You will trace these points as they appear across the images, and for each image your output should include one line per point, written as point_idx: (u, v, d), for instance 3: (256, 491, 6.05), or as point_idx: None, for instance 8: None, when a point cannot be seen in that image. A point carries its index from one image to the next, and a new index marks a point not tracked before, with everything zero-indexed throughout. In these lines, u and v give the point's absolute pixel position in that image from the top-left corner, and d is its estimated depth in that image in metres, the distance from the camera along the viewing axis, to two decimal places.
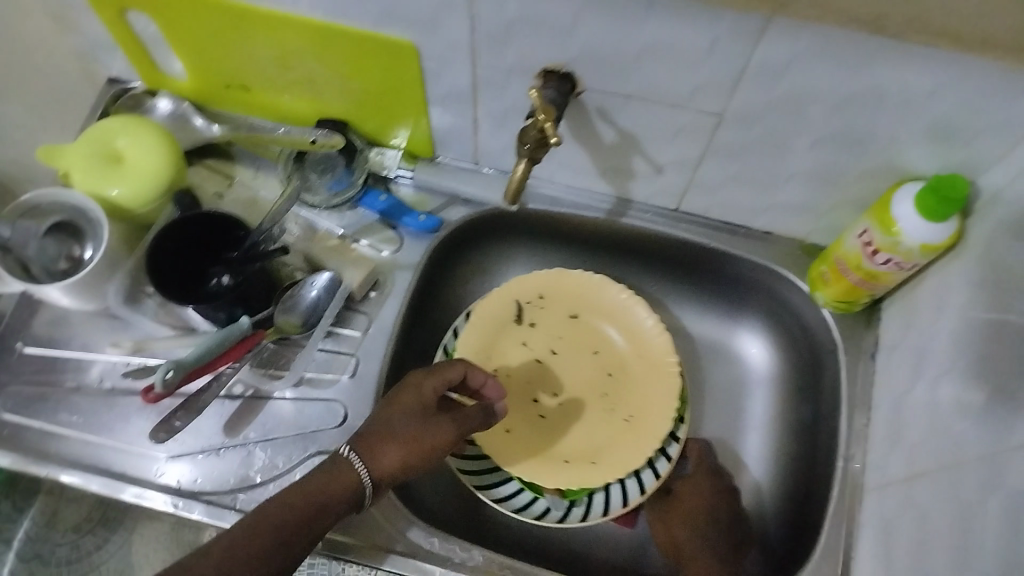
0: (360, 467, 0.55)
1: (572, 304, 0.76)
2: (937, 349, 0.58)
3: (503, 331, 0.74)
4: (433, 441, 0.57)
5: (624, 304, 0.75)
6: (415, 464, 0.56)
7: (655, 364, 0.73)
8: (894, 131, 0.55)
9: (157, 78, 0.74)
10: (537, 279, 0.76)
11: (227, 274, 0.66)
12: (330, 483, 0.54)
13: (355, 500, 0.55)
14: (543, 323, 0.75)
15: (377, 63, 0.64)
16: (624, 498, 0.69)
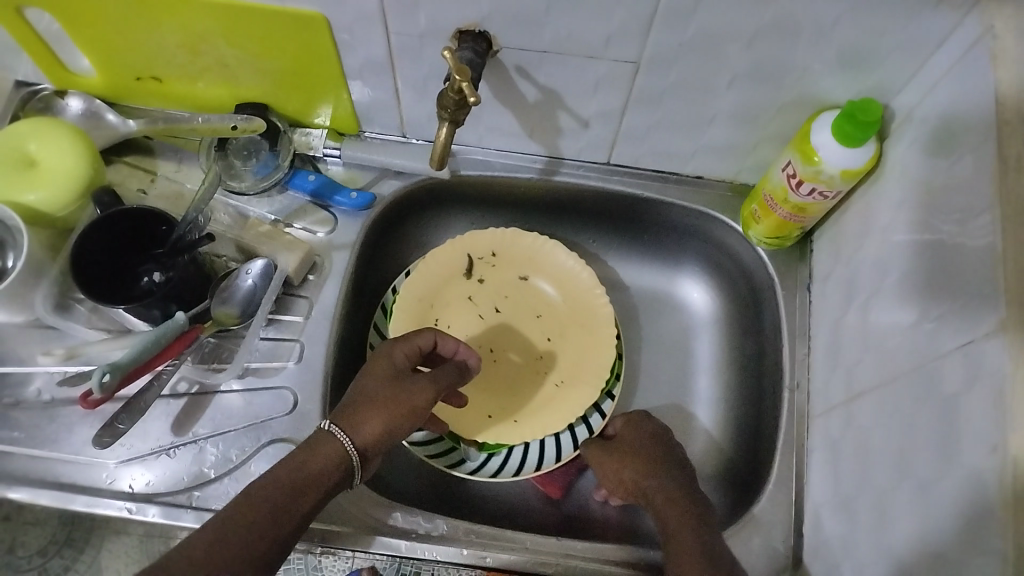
0: (343, 437, 0.54)
1: (522, 266, 0.79)
2: (868, 271, 0.62)
3: (450, 283, 0.77)
4: (413, 399, 0.57)
5: (569, 269, 0.78)
6: (400, 425, 0.56)
7: (592, 333, 0.76)
8: (806, 61, 0.58)
9: (65, 77, 0.71)
10: (489, 237, 0.78)
11: (158, 271, 0.64)
12: (312, 457, 0.53)
13: (344, 474, 0.54)
14: (492, 281, 0.78)
15: (291, 41, 0.62)
16: (545, 459, 0.72)
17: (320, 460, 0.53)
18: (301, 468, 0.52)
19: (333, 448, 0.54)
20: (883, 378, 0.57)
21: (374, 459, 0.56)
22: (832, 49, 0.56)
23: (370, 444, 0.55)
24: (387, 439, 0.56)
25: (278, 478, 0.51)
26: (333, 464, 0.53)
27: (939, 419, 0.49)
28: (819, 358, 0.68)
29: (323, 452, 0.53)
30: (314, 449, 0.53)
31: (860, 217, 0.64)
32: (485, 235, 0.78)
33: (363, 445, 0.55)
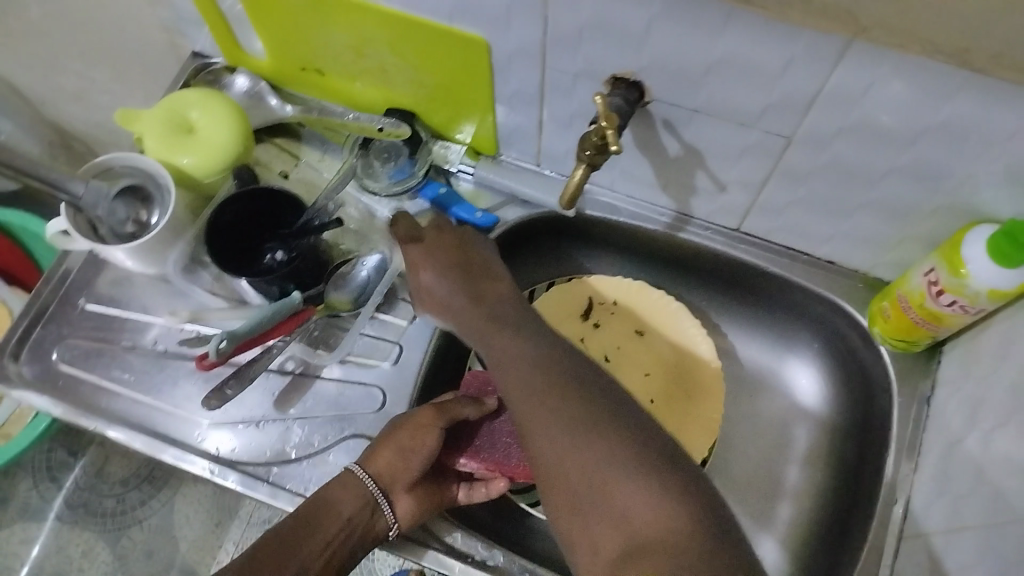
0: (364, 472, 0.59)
1: (641, 321, 0.78)
2: (996, 400, 0.58)
3: (568, 321, 0.78)
4: (416, 433, 0.59)
5: (692, 337, 0.77)
6: (401, 454, 0.59)
7: (700, 409, 0.74)
8: (971, 169, 0.54)
9: (238, 56, 0.75)
10: (616, 285, 0.79)
11: (281, 249, 0.66)
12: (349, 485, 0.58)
13: (372, 500, 0.58)
14: (608, 327, 0.78)
15: (448, 57, 0.64)
16: None
17: (321, 518, 0.56)
18: (290, 546, 0.54)
19: (354, 485, 0.58)
20: (991, 518, 0.53)
21: (400, 490, 0.59)
22: (1002, 163, 0.53)
23: (385, 475, 0.59)
24: (400, 471, 0.59)
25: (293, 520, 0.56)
26: (331, 533, 0.55)
27: None
28: (924, 479, 0.64)
29: (329, 514, 0.56)
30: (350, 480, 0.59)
31: (1000, 341, 0.60)
32: (612, 282, 0.79)
33: (381, 478, 0.59)
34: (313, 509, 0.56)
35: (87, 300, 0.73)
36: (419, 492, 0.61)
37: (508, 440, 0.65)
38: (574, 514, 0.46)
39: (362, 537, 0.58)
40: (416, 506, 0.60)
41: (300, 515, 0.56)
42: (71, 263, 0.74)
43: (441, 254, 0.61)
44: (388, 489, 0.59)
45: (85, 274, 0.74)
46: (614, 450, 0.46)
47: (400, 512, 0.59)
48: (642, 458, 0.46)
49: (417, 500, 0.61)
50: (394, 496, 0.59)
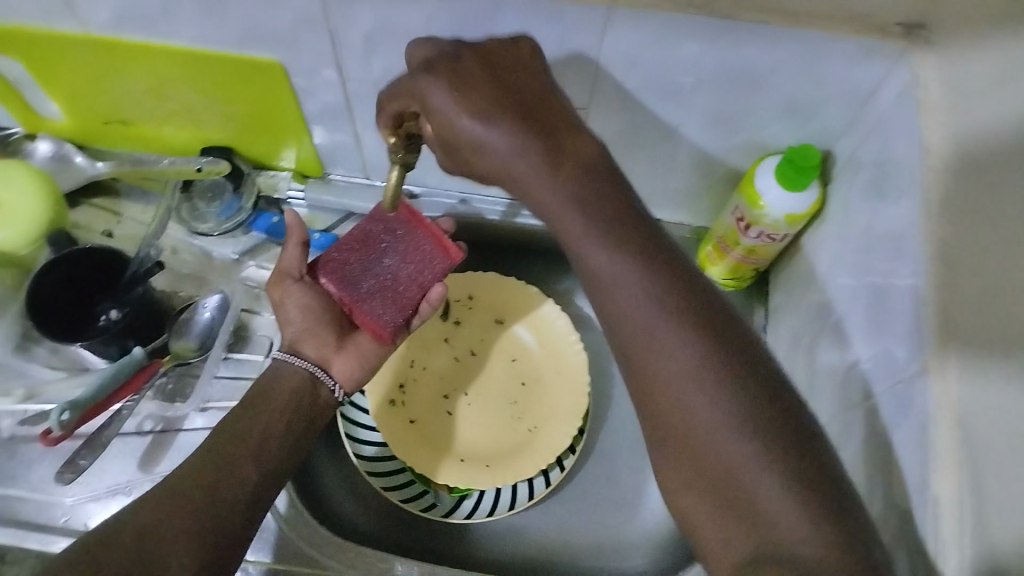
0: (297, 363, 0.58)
1: (499, 310, 0.80)
2: (816, 312, 0.63)
3: (429, 324, 0.79)
4: (290, 305, 0.59)
5: (549, 316, 0.79)
6: (302, 323, 0.59)
7: (570, 382, 0.76)
8: (750, 108, 0.59)
9: (35, 122, 0.73)
10: (469, 280, 0.80)
11: (114, 308, 0.65)
12: (274, 391, 0.56)
13: (312, 377, 0.58)
14: (468, 322, 0.80)
15: (248, 85, 0.64)
16: (512, 501, 0.72)
17: (268, 393, 0.56)
18: (243, 424, 0.54)
19: (286, 371, 0.58)
20: (833, 417, 0.58)
21: (331, 356, 0.59)
22: (775, 97, 0.58)
23: (313, 353, 0.59)
24: (317, 338, 0.59)
25: (205, 459, 0.51)
26: (281, 405, 0.56)
27: (878, 456, 0.50)
28: None
29: (276, 390, 0.57)
30: (273, 385, 0.57)
31: (810, 258, 0.65)
32: (465, 279, 0.80)
33: (310, 355, 0.59)
34: (262, 388, 0.57)
35: None
36: (349, 346, 0.60)
37: (371, 270, 0.60)
38: (672, 464, 0.43)
39: (314, 407, 0.58)
40: (355, 363, 0.60)
41: (248, 398, 0.56)
42: None
43: (532, 137, 0.49)
44: (320, 360, 0.59)
45: None
46: (738, 411, 0.41)
47: (342, 374, 0.59)
48: (769, 419, 0.41)
49: (354, 358, 0.60)
50: (330, 364, 0.59)
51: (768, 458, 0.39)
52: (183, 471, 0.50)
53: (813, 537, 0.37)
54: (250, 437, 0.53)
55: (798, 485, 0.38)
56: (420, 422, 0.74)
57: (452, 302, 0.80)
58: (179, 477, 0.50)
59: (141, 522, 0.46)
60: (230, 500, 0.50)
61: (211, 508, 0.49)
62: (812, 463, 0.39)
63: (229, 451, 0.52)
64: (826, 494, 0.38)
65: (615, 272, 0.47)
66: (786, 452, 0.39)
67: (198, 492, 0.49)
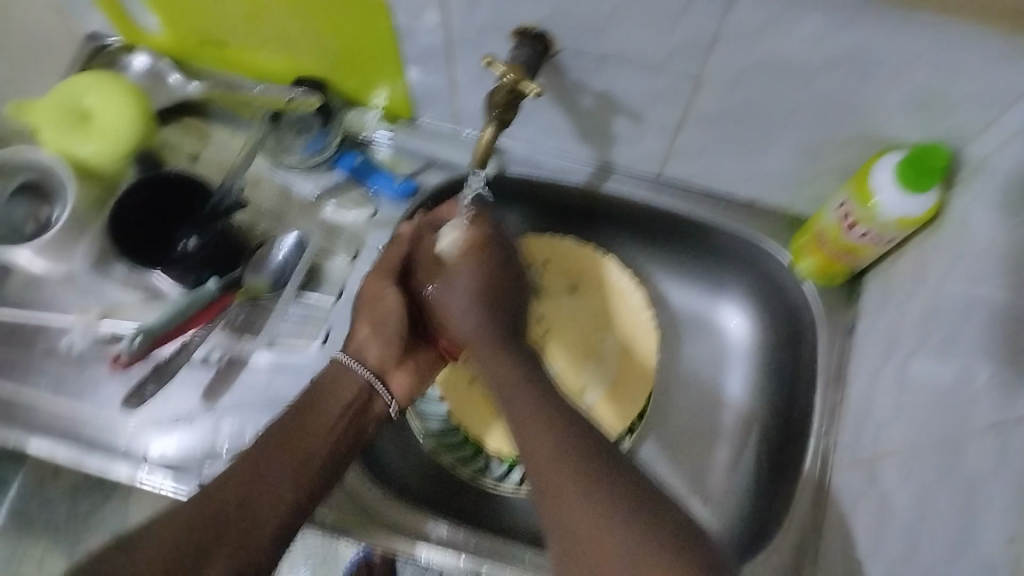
0: (355, 369, 0.60)
1: (574, 277, 0.78)
2: (916, 321, 0.60)
3: None
4: (378, 299, 0.62)
5: (623, 290, 0.77)
6: (381, 329, 0.61)
7: (638, 366, 0.74)
8: (877, 98, 0.55)
9: (134, 33, 0.72)
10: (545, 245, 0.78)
11: (193, 237, 0.64)
12: (339, 384, 0.58)
13: (366, 386, 0.60)
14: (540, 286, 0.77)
15: (348, 19, 0.61)
16: None
17: (320, 403, 0.57)
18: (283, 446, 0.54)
19: (345, 374, 0.59)
20: (914, 438, 0.54)
21: (392, 368, 0.62)
22: (905, 89, 0.53)
23: (375, 360, 0.61)
24: (383, 349, 0.61)
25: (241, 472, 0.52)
26: (330, 422, 0.56)
27: (964, 491, 0.47)
28: (853, 405, 0.65)
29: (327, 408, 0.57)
30: (336, 381, 0.59)
31: (917, 264, 0.61)
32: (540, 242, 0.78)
33: (370, 362, 0.60)
34: (313, 394, 0.57)
35: None
36: (409, 362, 0.63)
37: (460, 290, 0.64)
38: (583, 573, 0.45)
39: (363, 420, 0.59)
40: (410, 380, 0.63)
41: (298, 412, 0.56)
42: None
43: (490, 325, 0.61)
44: (381, 371, 0.61)
45: None
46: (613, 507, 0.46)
47: (397, 390, 0.62)
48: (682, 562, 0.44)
49: (409, 374, 0.63)
50: (388, 374, 0.61)
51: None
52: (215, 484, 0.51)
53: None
54: (290, 467, 0.53)
55: None
56: (481, 381, 0.72)
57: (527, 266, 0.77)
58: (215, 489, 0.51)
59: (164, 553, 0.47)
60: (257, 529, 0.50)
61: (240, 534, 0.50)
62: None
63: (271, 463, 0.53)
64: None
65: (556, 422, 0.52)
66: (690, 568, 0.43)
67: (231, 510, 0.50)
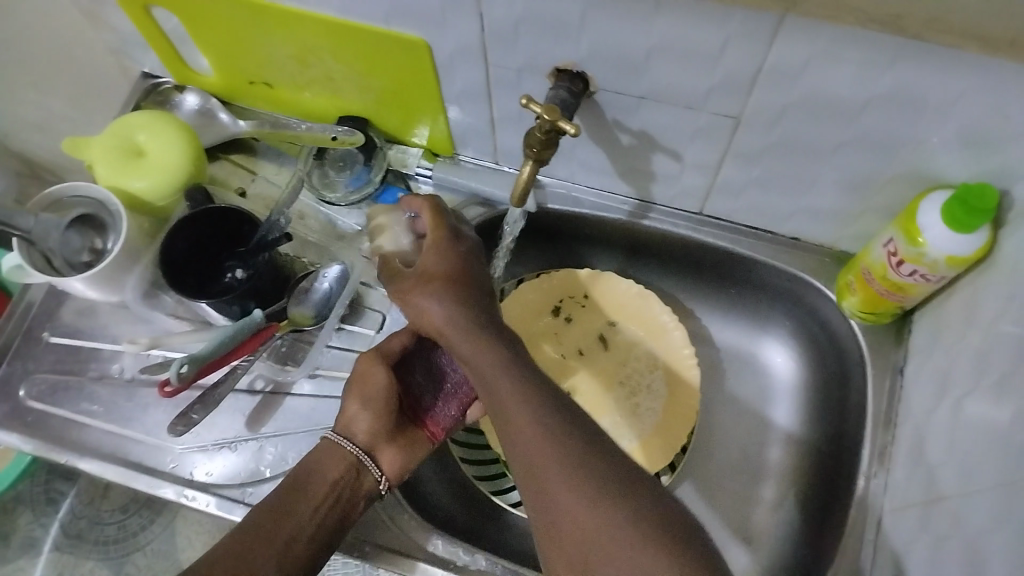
0: (348, 445, 0.57)
1: (613, 312, 0.77)
2: (968, 363, 0.58)
3: (539, 319, 0.77)
4: (374, 374, 0.58)
5: (664, 325, 0.76)
6: (376, 402, 0.57)
7: (680, 402, 0.73)
8: (922, 136, 0.54)
9: (186, 73, 0.75)
10: (585, 278, 0.78)
11: (241, 268, 0.66)
12: (327, 459, 0.56)
13: (355, 462, 0.56)
14: (579, 320, 0.77)
15: (390, 59, 0.63)
16: None
17: (322, 464, 0.56)
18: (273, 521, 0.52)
19: (335, 450, 0.56)
20: (967, 485, 0.52)
21: (382, 444, 0.57)
22: (952, 127, 0.52)
23: (364, 437, 0.57)
24: (372, 423, 0.57)
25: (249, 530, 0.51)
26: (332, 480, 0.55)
27: (1021, 544, 0.45)
28: (902, 448, 0.63)
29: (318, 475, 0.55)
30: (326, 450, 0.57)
31: (968, 304, 0.59)
32: (580, 275, 0.78)
33: (360, 438, 0.57)
34: (313, 456, 0.57)
35: (51, 332, 0.72)
36: (400, 440, 0.58)
37: None
38: None
39: (354, 494, 0.56)
40: (402, 455, 0.58)
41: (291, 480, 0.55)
42: (32, 296, 0.73)
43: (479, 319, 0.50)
44: (369, 447, 0.57)
45: (48, 305, 0.73)
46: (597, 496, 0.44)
47: (387, 465, 0.57)
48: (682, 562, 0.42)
49: (403, 451, 0.58)
50: (377, 452, 0.57)
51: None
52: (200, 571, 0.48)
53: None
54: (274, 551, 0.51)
55: None
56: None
57: (566, 303, 0.78)
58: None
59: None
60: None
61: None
62: None
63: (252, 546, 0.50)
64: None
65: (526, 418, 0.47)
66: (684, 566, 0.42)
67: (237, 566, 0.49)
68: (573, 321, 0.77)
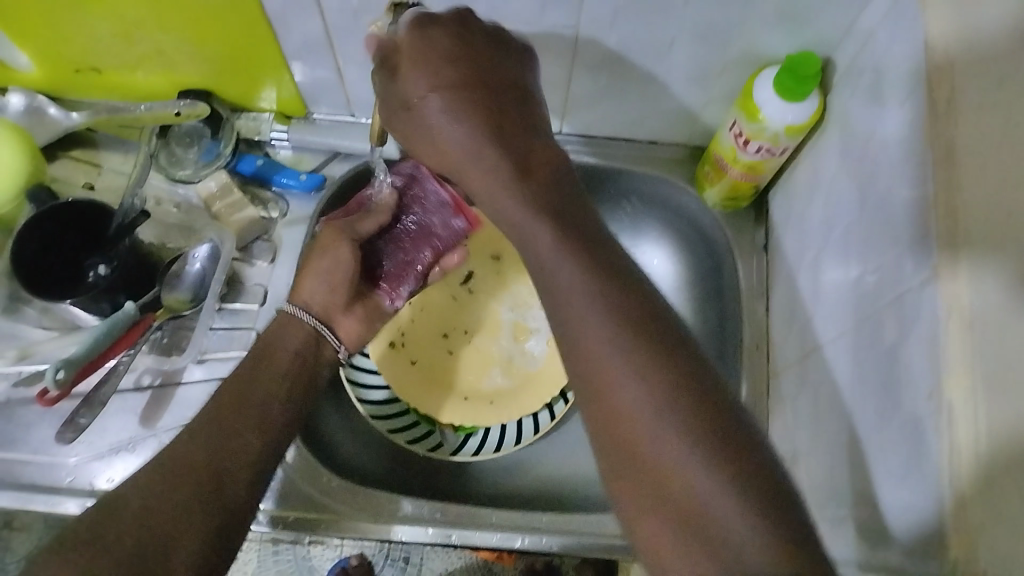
0: (304, 317, 0.57)
1: (494, 246, 0.78)
2: (818, 224, 0.62)
3: None
4: (331, 251, 0.58)
5: None
6: (331, 275, 0.58)
7: None
8: (745, 18, 0.57)
9: (3, 72, 0.69)
10: None
11: (103, 263, 0.63)
12: (285, 333, 0.56)
13: (313, 336, 0.57)
14: (464, 260, 0.77)
15: (220, 22, 0.61)
16: (536, 425, 0.71)
17: (272, 353, 0.55)
18: (243, 392, 0.52)
19: (293, 322, 0.57)
20: (835, 331, 0.57)
21: (338, 315, 0.59)
22: (770, 5, 0.55)
23: (319, 306, 0.58)
24: (328, 295, 0.58)
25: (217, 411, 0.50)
26: (283, 366, 0.54)
27: (884, 367, 0.49)
28: (777, 315, 0.68)
29: (284, 351, 0.55)
30: (272, 337, 0.56)
31: (811, 170, 0.64)
32: None
33: (315, 309, 0.58)
34: (264, 344, 0.55)
35: None
36: (358, 310, 0.60)
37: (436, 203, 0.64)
38: (629, 487, 0.37)
39: (315, 366, 0.56)
40: (361, 326, 0.60)
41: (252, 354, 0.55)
42: None
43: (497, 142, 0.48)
44: (326, 318, 0.58)
45: None
46: (654, 382, 0.38)
47: (346, 337, 0.59)
48: (729, 449, 0.36)
49: (360, 323, 0.60)
50: (336, 324, 0.58)
51: (706, 463, 0.36)
52: (181, 444, 0.47)
53: (773, 572, 0.33)
54: (249, 417, 0.50)
55: (755, 514, 0.34)
56: (421, 360, 0.73)
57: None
58: (182, 449, 0.47)
59: (167, 508, 0.43)
60: (224, 486, 0.46)
61: (218, 495, 0.46)
62: (761, 484, 0.35)
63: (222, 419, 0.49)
64: (808, 575, 0.32)
65: (558, 271, 0.43)
66: (728, 452, 0.36)
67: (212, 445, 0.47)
68: (458, 262, 0.77)
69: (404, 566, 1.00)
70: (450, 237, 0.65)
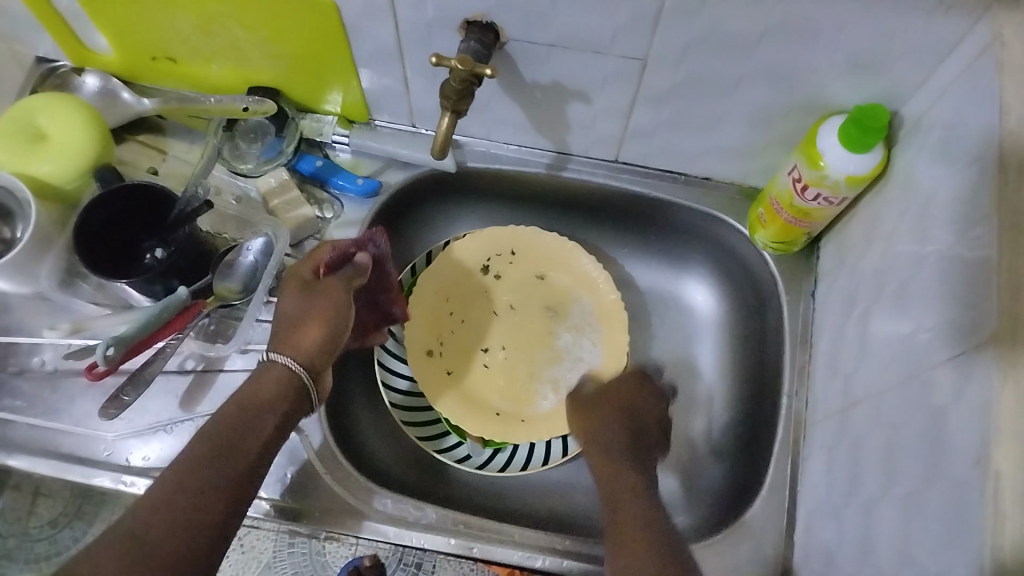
0: (297, 368, 0.55)
1: (540, 266, 0.78)
2: (871, 275, 0.62)
3: (468, 279, 0.77)
4: (334, 308, 0.58)
5: (591, 271, 0.76)
6: (333, 336, 0.58)
7: (613, 344, 0.74)
8: (816, 65, 0.57)
9: (82, 54, 0.72)
10: (509, 235, 0.78)
11: (160, 247, 0.65)
12: (270, 382, 0.54)
13: (302, 390, 0.55)
14: (509, 277, 0.77)
15: (299, 25, 0.62)
16: (564, 448, 0.73)
17: (257, 394, 0.53)
18: (212, 460, 0.48)
19: (281, 373, 0.54)
20: (879, 387, 0.56)
21: (325, 372, 0.58)
22: (843, 54, 0.55)
23: (315, 360, 0.56)
24: (326, 349, 0.57)
25: (192, 455, 0.48)
26: (269, 411, 0.52)
27: (930, 428, 0.48)
28: (819, 363, 0.68)
29: (266, 409, 0.52)
30: (258, 382, 0.54)
31: (868, 221, 0.63)
32: (506, 232, 0.78)
33: (311, 364, 0.56)
34: (247, 388, 0.53)
35: None
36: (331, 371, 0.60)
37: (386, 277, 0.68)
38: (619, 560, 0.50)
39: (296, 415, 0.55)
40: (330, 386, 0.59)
41: (234, 411, 0.51)
42: None
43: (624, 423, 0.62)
44: (319, 373, 0.57)
45: None
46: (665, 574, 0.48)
47: (323, 394, 0.58)
48: None
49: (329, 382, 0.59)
50: (321, 381, 0.57)
51: None
52: (142, 510, 0.45)
53: None
54: (218, 478, 0.47)
55: None
56: (458, 372, 0.74)
57: (497, 259, 0.78)
58: (138, 518, 0.44)
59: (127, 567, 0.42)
60: (189, 548, 0.44)
61: (183, 549, 0.44)
62: None
63: (199, 463, 0.47)
64: None
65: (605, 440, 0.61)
66: None
67: (176, 505, 0.45)
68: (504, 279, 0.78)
69: (416, 572, 1.01)
70: (383, 304, 0.69)
